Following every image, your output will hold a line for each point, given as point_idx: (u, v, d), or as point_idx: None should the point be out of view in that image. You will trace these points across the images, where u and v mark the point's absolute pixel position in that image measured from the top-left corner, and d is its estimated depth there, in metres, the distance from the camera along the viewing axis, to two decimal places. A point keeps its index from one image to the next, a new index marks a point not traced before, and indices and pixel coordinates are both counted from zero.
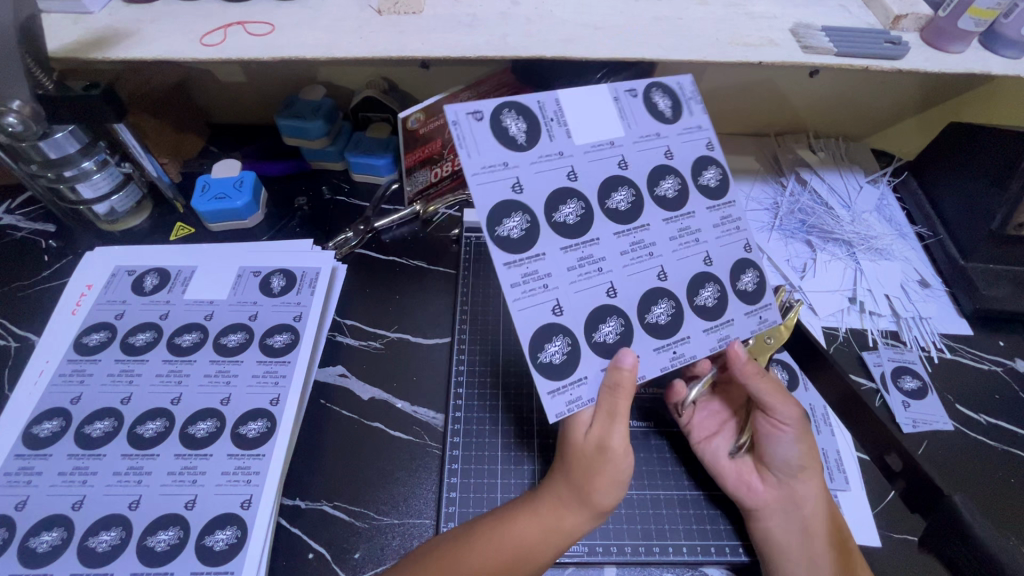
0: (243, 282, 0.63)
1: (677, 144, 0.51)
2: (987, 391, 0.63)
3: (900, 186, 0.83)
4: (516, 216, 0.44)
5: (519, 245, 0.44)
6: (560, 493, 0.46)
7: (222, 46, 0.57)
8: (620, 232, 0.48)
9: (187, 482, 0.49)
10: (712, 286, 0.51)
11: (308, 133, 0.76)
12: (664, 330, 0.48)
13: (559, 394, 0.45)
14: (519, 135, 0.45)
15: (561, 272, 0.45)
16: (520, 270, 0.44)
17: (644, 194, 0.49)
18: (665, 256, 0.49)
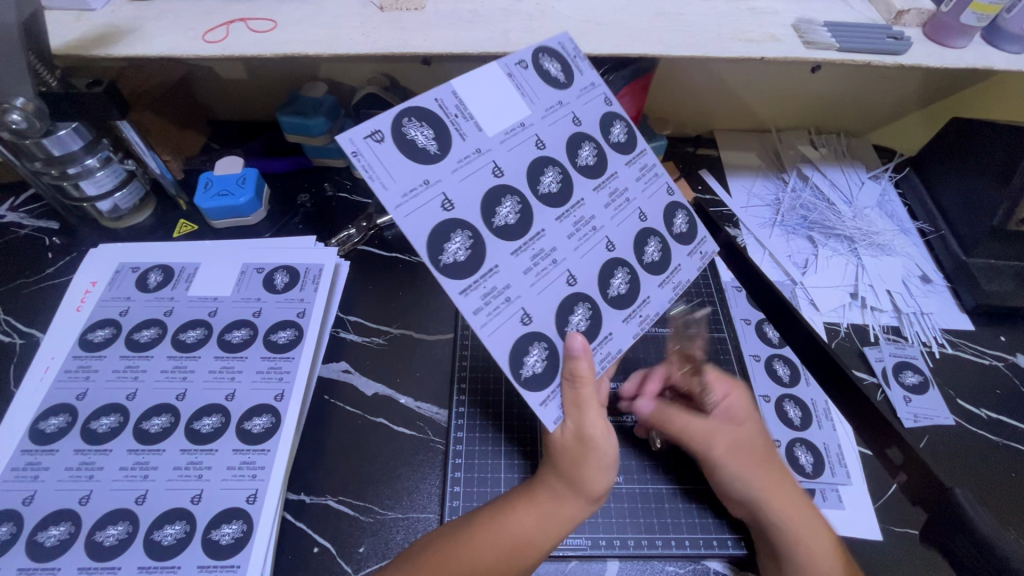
0: (246, 279, 0.63)
1: (577, 110, 0.50)
2: (988, 386, 0.63)
3: (902, 182, 0.83)
4: (459, 234, 0.42)
5: (470, 267, 0.42)
6: (552, 485, 0.46)
7: (225, 42, 0.57)
8: (558, 216, 0.47)
9: (193, 478, 0.49)
10: (654, 241, 0.52)
11: (310, 130, 0.76)
12: (625, 297, 0.50)
13: (551, 401, 0.45)
14: (429, 143, 0.41)
15: (518, 278, 0.44)
16: (479, 292, 0.42)
17: (569, 174, 0.48)
18: (607, 227, 0.49)
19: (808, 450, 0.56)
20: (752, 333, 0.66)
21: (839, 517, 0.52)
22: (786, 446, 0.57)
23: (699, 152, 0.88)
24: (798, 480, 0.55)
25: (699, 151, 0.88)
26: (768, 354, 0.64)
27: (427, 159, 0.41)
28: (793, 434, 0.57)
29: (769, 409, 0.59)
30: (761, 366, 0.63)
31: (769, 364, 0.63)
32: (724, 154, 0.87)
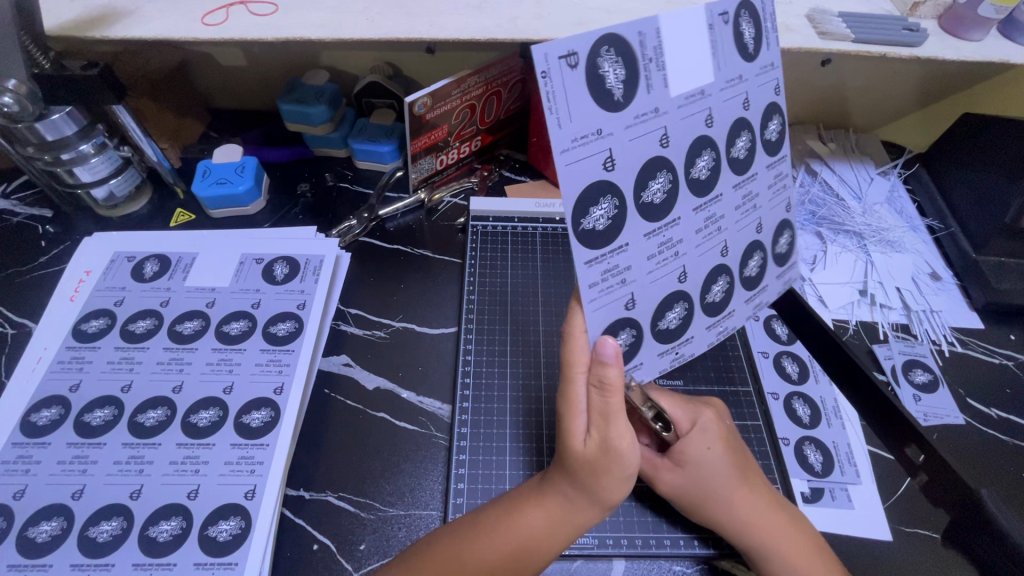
0: (245, 269, 0.62)
1: (754, 90, 0.40)
2: (999, 385, 0.62)
3: (911, 178, 0.82)
4: (605, 201, 0.34)
5: (604, 238, 0.35)
6: (565, 491, 0.43)
7: (224, 26, 0.56)
8: (701, 201, 0.39)
9: (189, 472, 0.48)
10: (760, 254, 0.46)
11: (310, 119, 0.75)
12: (717, 307, 0.46)
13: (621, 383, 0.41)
14: (617, 87, 0.31)
15: (640, 262, 0.38)
16: (600, 267, 0.36)
17: (725, 159, 0.40)
18: (730, 230, 0.43)
19: (817, 448, 0.56)
20: (760, 328, 0.65)
21: (848, 517, 0.51)
22: (795, 444, 0.56)
23: None
24: (807, 479, 0.54)
25: None
26: (775, 351, 0.63)
27: (611, 105, 0.31)
28: (802, 432, 0.57)
29: (778, 406, 0.58)
30: (769, 363, 0.62)
31: (777, 361, 0.62)
32: None
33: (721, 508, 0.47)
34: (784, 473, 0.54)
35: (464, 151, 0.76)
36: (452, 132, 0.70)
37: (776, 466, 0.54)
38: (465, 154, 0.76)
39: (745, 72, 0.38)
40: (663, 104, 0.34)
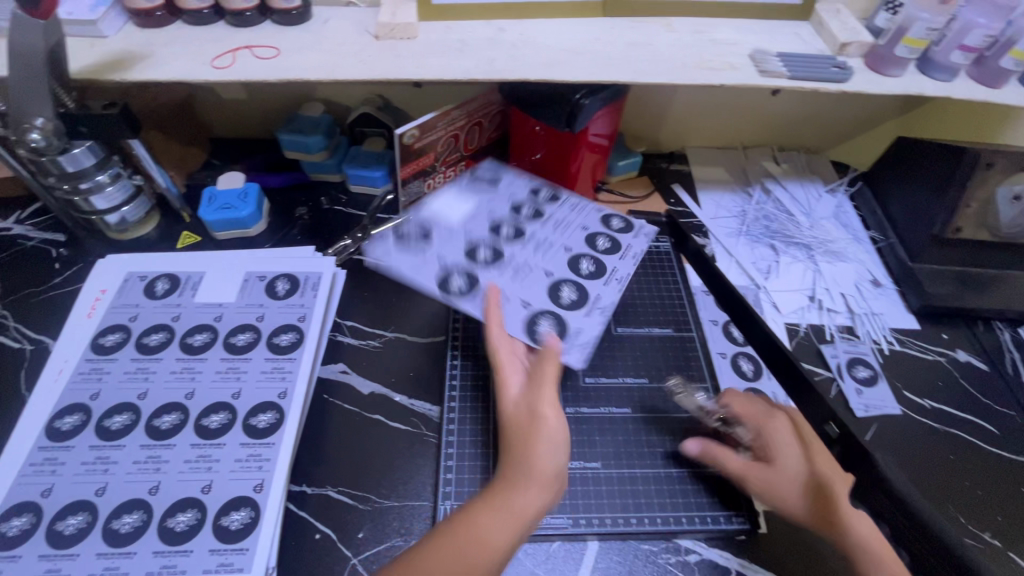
0: (249, 286, 0.67)
1: (498, 202, 0.73)
2: (932, 379, 0.70)
3: (856, 194, 0.90)
4: (464, 278, 0.63)
5: (470, 290, 0.63)
6: (508, 474, 0.48)
7: (232, 68, 0.62)
8: (486, 280, 0.64)
9: (203, 469, 0.53)
10: (570, 288, 0.65)
11: (307, 147, 0.81)
12: (567, 305, 0.63)
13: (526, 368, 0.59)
14: (414, 234, 0.68)
15: (505, 285, 0.64)
16: (478, 303, 0.61)
17: (527, 236, 0.70)
18: (548, 264, 0.67)
19: None
20: (719, 332, 0.71)
21: None
22: None
23: (672, 169, 0.93)
24: None
25: (672, 167, 0.94)
26: (732, 352, 0.69)
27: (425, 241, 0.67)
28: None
29: None
30: (727, 362, 0.68)
31: (734, 360, 0.69)
32: (695, 169, 0.92)
33: (778, 497, 0.54)
34: None
35: (450, 175, 0.82)
36: (439, 158, 0.77)
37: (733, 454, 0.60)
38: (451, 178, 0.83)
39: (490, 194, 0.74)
40: (484, 232, 0.69)
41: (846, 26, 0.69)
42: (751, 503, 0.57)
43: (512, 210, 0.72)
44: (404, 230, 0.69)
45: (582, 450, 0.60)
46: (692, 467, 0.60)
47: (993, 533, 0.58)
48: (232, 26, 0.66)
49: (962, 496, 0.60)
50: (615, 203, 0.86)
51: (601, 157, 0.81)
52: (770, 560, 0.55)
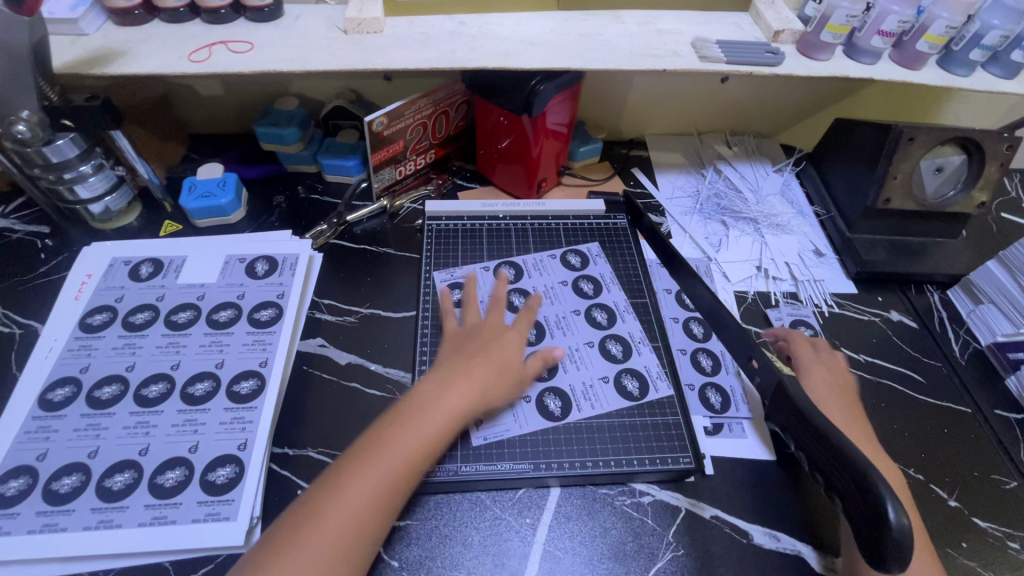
0: (230, 267, 0.71)
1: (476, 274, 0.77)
2: (867, 337, 0.76)
3: (802, 174, 0.97)
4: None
5: (495, 400, 0.64)
6: (393, 420, 0.53)
7: (208, 62, 0.67)
8: (539, 390, 0.65)
9: (189, 431, 0.57)
10: (632, 377, 0.67)
11: (283, 139, 0.86)
12: (636, 398, 0.65)
13: (583, 407, 0.64)
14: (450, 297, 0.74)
15: (520, 386, 0.65)
16: (510, 412, 0.63)
17: (545, 326, 0.71)
18: (550, 310, 0.73)
19: (717, 392, 0.68)
20: (670, 299, 0.77)
21: (739, 443, 0.64)
22: (698, 389, 0.68)
23: (631, 153, 0.99)
24: (708, 415, 0.66)
25: (631, 153, 0.99)
26: (684, 317, 0.75)
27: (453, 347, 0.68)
28: (704, 379, 0.69)
29: (685, 359, 0.70)
30: (679, 326, 0.74)
31: (685, 324, 0.74)
32: (653, 154, 0.98)
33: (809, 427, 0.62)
34: (689, 411, 0.65)
35: (420, 163, 0.88)
36: (408, 145, 0.82)
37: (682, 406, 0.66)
38: (421, 166, 0.88)
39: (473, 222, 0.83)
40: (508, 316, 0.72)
41: (779, 15, 0.75)
42: (698, 447, 0.63)
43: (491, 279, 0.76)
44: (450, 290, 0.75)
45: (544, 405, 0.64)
46: (646, 417, 0.64)
47: (918, 468, 0.64)
48: (207, 23, 0.71)
49: (890, 438, 0.66)
50: (577, 187, 0.91)
51: (562, 143, 0.87)
52: (718, 499, 0.60)
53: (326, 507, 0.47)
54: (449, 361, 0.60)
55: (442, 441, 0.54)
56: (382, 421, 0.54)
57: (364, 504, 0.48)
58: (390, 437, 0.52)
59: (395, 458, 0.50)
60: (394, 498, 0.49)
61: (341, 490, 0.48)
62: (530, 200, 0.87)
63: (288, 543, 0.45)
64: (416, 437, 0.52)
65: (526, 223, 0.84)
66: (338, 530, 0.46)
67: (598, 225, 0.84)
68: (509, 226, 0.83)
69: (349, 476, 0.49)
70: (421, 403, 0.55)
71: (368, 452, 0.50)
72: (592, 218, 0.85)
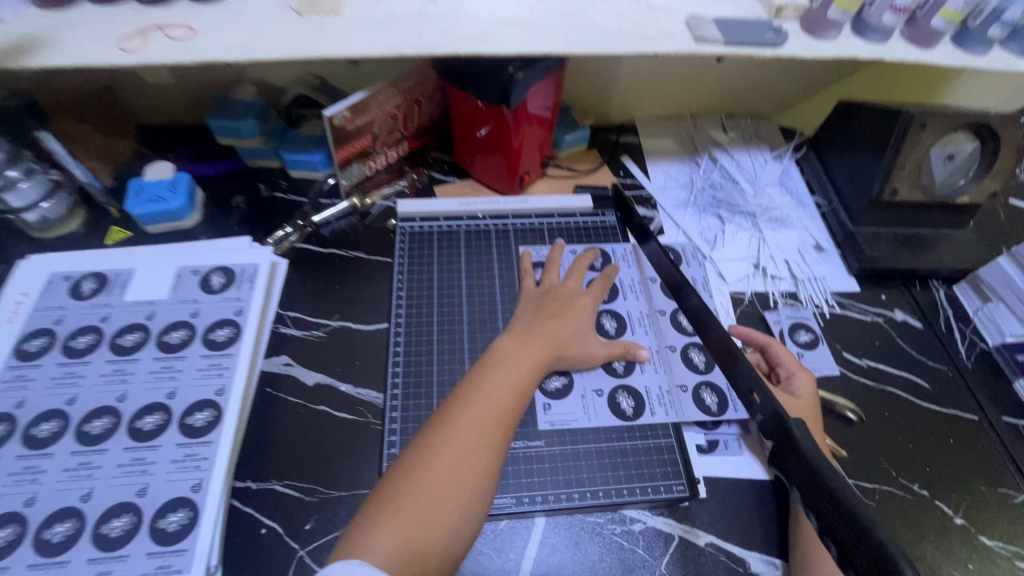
0: (182, 281, 0.65)
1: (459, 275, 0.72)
2: (870, 339, 0.72)
3: (803, 159, 0.91)
4: (557, 375, 0.61)
5: (563, 395, 0.61)
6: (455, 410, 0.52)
7: (143, 52, 0.59)
8: (613, 387, 0.62)
9: (138, 473, 0.52)
10: (711, 391, 0.63)
11: (239, 133, 0.78)
12: (629, 417, 0.60)
13: (658, 410, 0.61)
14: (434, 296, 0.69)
15: (589, 381, 0.62)
16: (579, 407, 0.60)
17: (626, 319, 0.67)
18: (633, 304, 0.69)
19: (712, 391, 0.63)
20: (658, 289, 0.71)
21: (735, 461, 0.60)
22: (691, 390, 0.63)
23: (621, 140, 0.92)
24: (703, 432, 0.61)
25: (621, 139, 0.93)
26: (672, 309, 0.69)
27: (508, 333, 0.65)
28: (699, 378, 0.64)
29: (677, 358, 0.65)
30: (667, 319, 0.68)
31: (673, 317, 0.68)
32: (643, 140, 0.92)
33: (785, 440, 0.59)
34: (682, 429, 0.61)
35: (392, 156, 0.81)
36: (377, 138, 0.75)
37: (675, 426, 0.60)
38: (393, 159, 0.81)
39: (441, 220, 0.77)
40: None
41: None
42: (692, 470, 0.58)
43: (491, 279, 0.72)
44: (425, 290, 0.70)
45: (527, 429, 0.59)
46: (637, 441, 0.59)
47: (921, 483, 0.61)
48: (140, 5, 0.62)
49: (894, 450, 0.63)
50: (563, 178, 0.85)
51: (547, 131, 0.80)
52: (712, 524, 0.57)
53: (431, 460, 0.48)
54: (531, 319, 0.62)
55: (527, 398, 0.55)
56: (465, 383, 0.55)
57: (462, 459, 0.49)
58: (476, 395, 0.53)
59: (483, 414, 0.52)
60: (492, 453, 0.50)
61: (439, 444, 0.49)
62: (511, 196, 0.80)
63: (393, 497, 0.46)
64: (498, 394, 0.53)
65: (507, 223, 0.78)
66: (443, 482, 0.47)
67: (586, 223, 0.78)
68: (489, 227, 0.77)
69: (442, 432, 0.50)
70: (501, 363, 0.56)
71: (457, 409, 0.52)
72: (579, 215, 0.79)
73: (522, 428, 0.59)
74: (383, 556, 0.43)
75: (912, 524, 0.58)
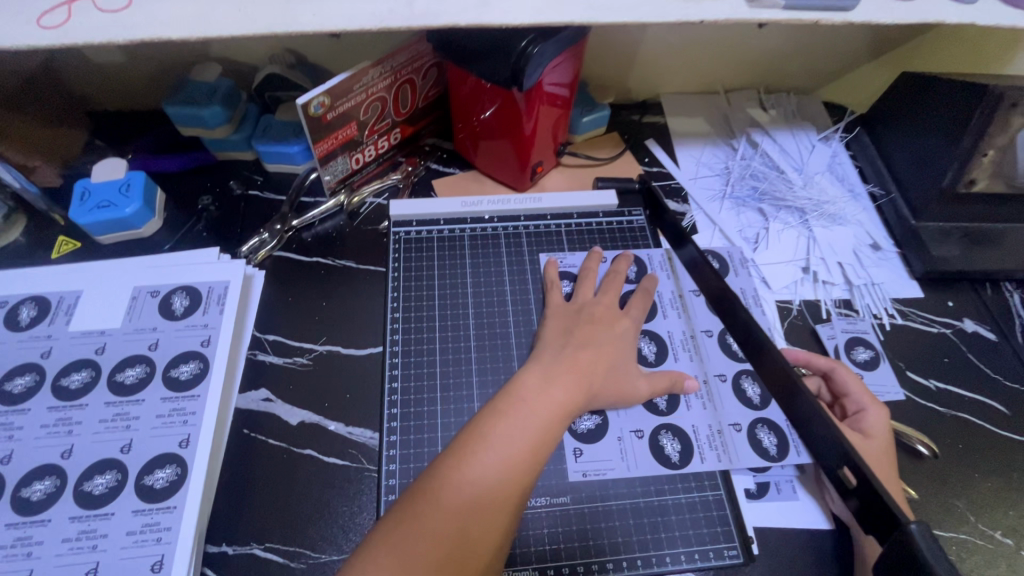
0: (138, 305, 0.55)
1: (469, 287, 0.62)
2: (937, 355, 0.63)
3: (853, 142, 0.80)
4: (589, 414, 0.53)
5: (596, 436, 0.53)
6: (464, 453, 0.43)
7: (67, 26, 0.47)
8: (654, 425, 0.54)
9: (86, 549, 0.43)
10: (768, 430, 0.54)
11: (204, 122, 0.67)
12: (675, 465, 0.52)
13: (707, 455, 0.53)
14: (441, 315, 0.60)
15: (625, 421, 0.53)
16: (615, 450, 0.52)
17: (666, 343, 0.59)
18: (673, 325, 0.60)
19: (770, 430, 0.54)
20: (701, 306, 0.62)
21: (793, 509, 0.51)
22: (747, 429, 0.54)
23: (645, 121, 0.81)
24: (752, 474, 0.53)
25: (645, 119, 0.81)
26: (719, 329, 0.60)
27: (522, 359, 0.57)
28: (753, 414, 0.55)
29: (727, 390, 0.56)
30: (714, 342, 0.59)
31: (721, 339, 0.60)
32: (671, 121, 0.80)
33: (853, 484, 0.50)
34: (728, 473, 0.52)
35: (382, 146, 0.69)
36: (365, 126, 0.64)
37: (723, 474, 0.52)
38: (384, 149, 0.70)
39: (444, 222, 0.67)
40: None
41: None
42: (742, 525, 0.50)
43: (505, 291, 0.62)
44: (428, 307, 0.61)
45: (549, 484, 0.50)
46: (680, 494, 0.51)
47: (1005, 530, 0.53)
48: None
49: (971, 490, 0.54)
50: (581, 169, 0.74)
51: (563, 112, 0.68)
52: None
53: (414, 528, 0.39)
54: (558, 350, 0.51)
55: (546, 455, 0.44)
56: (470, 428, 0.46)
57: (453, 530, 0.39)
58: (480, 447, 0.43)
59: (487, 473, 0.42)
60: (492, 523, 0.41)
61: (427, 507, 0.40)
62: (523, 192, 0.69)
63: (364, 570, 0.37)
64: (508, 449, 0.43)
65: (519, 225, 0.67)
66: (426, 559, 0.38)
67: (610, 223, 0.68)
68: (497, 231, 0.66)
69: (434, 493, 0.41)
70: (516, 407, 0.46)
71: (456, 464, 0.42)
72: (601, 214, 0.68)
73: (544, 481, 0.50)
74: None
75: None
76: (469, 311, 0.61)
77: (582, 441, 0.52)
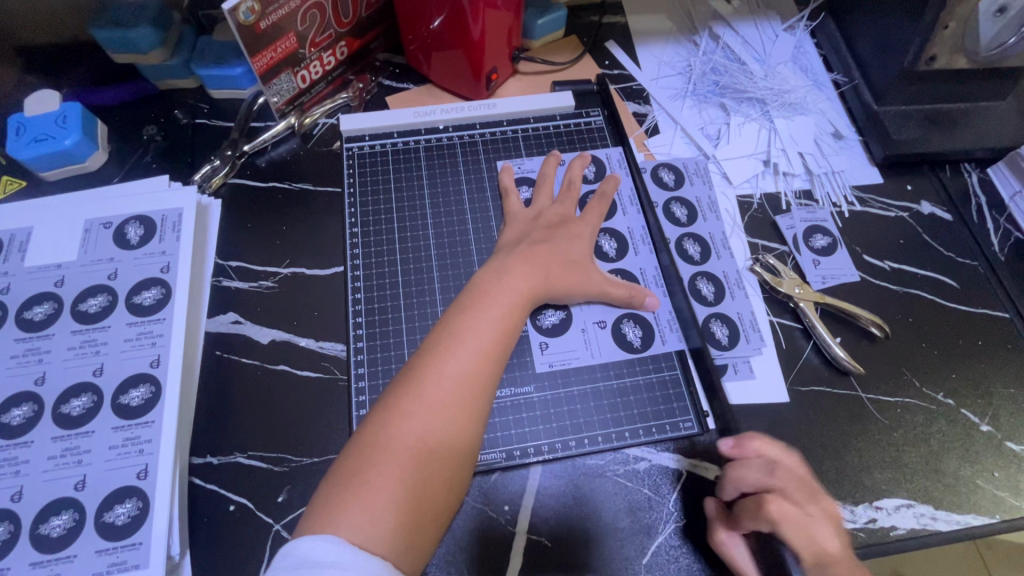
0: (92, 237, 0.55)
1: (430, 198, 0.62)
2: (893, 238, 0.64)
3: (818, 30, 0.77)
4: (553, 310, 0.55)
5: (561, 329, 0.54)
6: (437, 351, 0.44)
7: None
8: (617, 315, 0.55)
9: (72, 464, 0.45)
10: (721, 324, 0.57)
11: (135, 45, 0.63)
12: (637, 349, 0.54)
13: (669, 337, 0.55)
14: (403, 230, 0.60)
15: (588, 318, 0.55)
16: (579, 340, 0.54)
17: (628, 239, 0.60)
18: (634, 221, 0.61)
19: (723, 323, 0.57)
20: (660, 214, 0.62)
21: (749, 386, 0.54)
22: (701, 323, 0.57)
23: (605, 19, 0.77)
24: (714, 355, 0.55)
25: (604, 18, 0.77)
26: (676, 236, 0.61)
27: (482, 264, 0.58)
28: (708, 310, 0.57)
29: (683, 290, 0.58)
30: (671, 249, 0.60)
31: (678, 246, 0.61)
32: (631, 19, 0.77)
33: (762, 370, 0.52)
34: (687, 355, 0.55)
35: (328, 62, 0.66)
36: (305, 39, 0.61)
37: (680, 354, 0.55)
38: (330, 65, 0.67)
39: (396, 135, 0.65)
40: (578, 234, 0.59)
41: None
42: (700, 403, 0.53)
43: (464, 201, 0.62)
44: (388, 221, 0.60)
45: (515, 376, 0.53)
46: (638, 376, 0.53)
47: (947, 393, 0.56)
48: None
49: (918, 359, 0.57)
50: (538, 75, 0.71)
51: (514, 13, 0.65)
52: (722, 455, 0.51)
53: (401, 424, 0.41)
54: (512, 250, 0.52)
55: (513, 342, 0.46)
56: (439, 326, 0.46)
57: (439, 419, 0.41)
58: (452, 342, 0.45)
59: (462, 364, 0.43)
60: (472, 407, 0.43)
61: (409, 403, 0.42)
62: (478, 101, 0.67)
63: (359, 468, 0.39)
64: (477, 341, 0.45)
65: (475, 133, 0.66)
66: (414, 447, 0.40)
67: (569, 126, 0.67)
68: (453, 141, 0.65)
69: (414, 389, 0.42)
70: (481, 302, 0.47)
71: (431, 361, 0.44)
72: (560, 118, 0.67)
73: (510, 374, 0.53)
74: (349, 537, 0.36)
75: (936, 438, 0.54)
76: (429, 222, 0.61)
77: (546, 336, 0.54)
